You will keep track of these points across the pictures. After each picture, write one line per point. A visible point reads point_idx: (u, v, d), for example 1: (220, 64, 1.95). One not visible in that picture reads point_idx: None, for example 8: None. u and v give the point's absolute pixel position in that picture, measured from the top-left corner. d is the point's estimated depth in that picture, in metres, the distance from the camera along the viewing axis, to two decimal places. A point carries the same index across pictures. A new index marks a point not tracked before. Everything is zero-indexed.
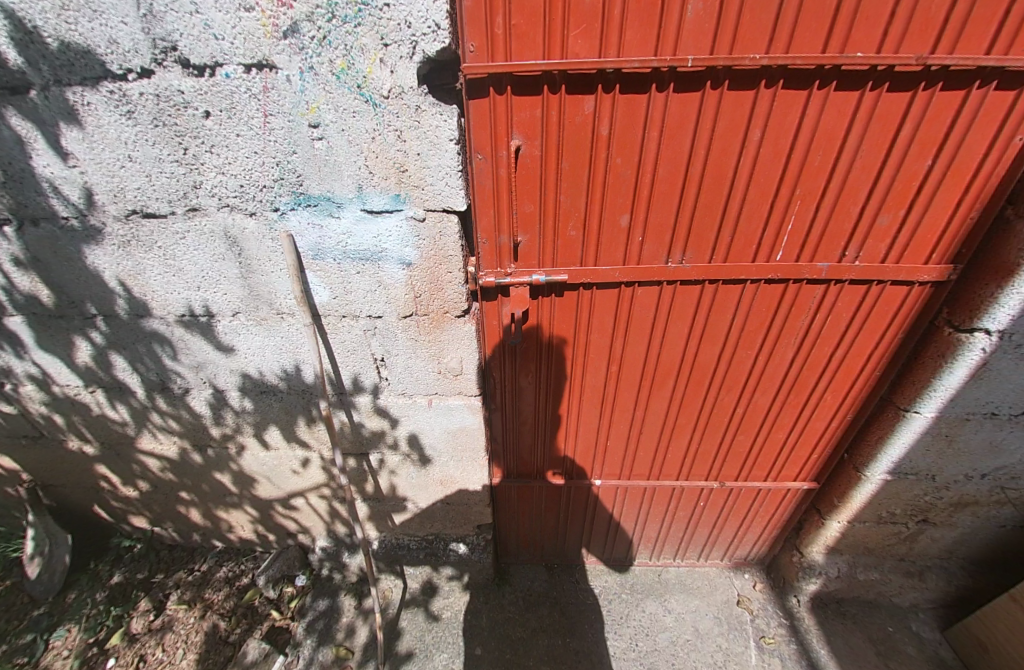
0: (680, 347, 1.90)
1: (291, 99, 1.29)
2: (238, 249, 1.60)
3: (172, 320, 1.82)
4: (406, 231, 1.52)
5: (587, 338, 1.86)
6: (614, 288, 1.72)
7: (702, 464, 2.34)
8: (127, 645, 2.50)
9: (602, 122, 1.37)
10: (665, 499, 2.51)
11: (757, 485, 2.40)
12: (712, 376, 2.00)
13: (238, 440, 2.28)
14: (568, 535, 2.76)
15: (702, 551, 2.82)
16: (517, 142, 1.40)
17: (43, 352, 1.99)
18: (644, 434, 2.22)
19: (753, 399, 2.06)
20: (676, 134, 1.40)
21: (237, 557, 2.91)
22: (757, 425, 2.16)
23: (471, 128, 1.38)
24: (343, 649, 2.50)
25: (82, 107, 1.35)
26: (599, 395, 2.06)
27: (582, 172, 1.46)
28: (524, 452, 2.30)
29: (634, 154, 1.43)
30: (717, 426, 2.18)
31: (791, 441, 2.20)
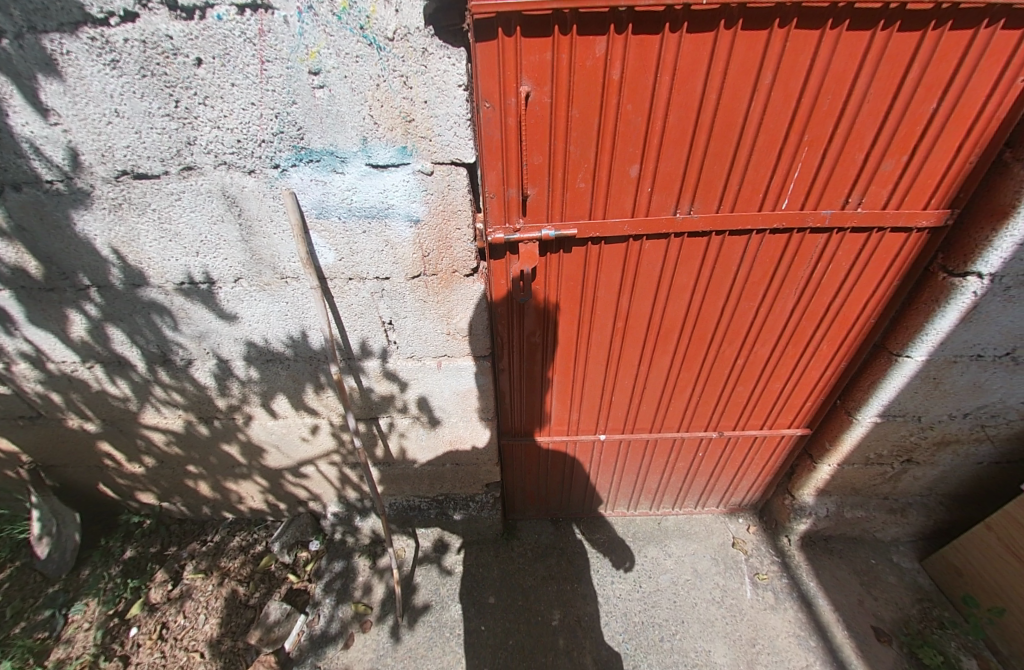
0: (685, 301, 1.93)
1: (289, 43, 1.22)
2: (238, 210, 1.54)
3: (170, 289, 1.77)
4: (413, 186, 1.48)
5: (594, 295, 1.88)
6: (622, 242, 1.72)
7: (702, 416, 2.43)
8: (148, 614, 2.54)
9: (613, 65, 1.34)
10: (666, 451, 2.62)
11: (754, 434, 2.51)
12: (714, 330, 2.05)
13: (245, 410, 2.27)
14: (572, 490, 2.86)
15: (699, 499, 2.96)
16: (526, 88, 1.36)
17: (36, 328, 1.93)
18: (648, 389, 2.29)
19: (753, 351, 2.13)
20: (688, 79, 1.37)
21: (249, 527, 2.96)
22: (756, 376, 2.23)
23: (478, 74, 1.33)
24: (362, 605, 2.60)
25: (61, 56, 1.25)
26: (605, 352, 2.10)
27: (592, 120, 1.43)
28: (531, 411, 2.35)
29: (645, 101, 1.41)
30: (719, 379, 2.25)
31: (787, 390, 2.29)
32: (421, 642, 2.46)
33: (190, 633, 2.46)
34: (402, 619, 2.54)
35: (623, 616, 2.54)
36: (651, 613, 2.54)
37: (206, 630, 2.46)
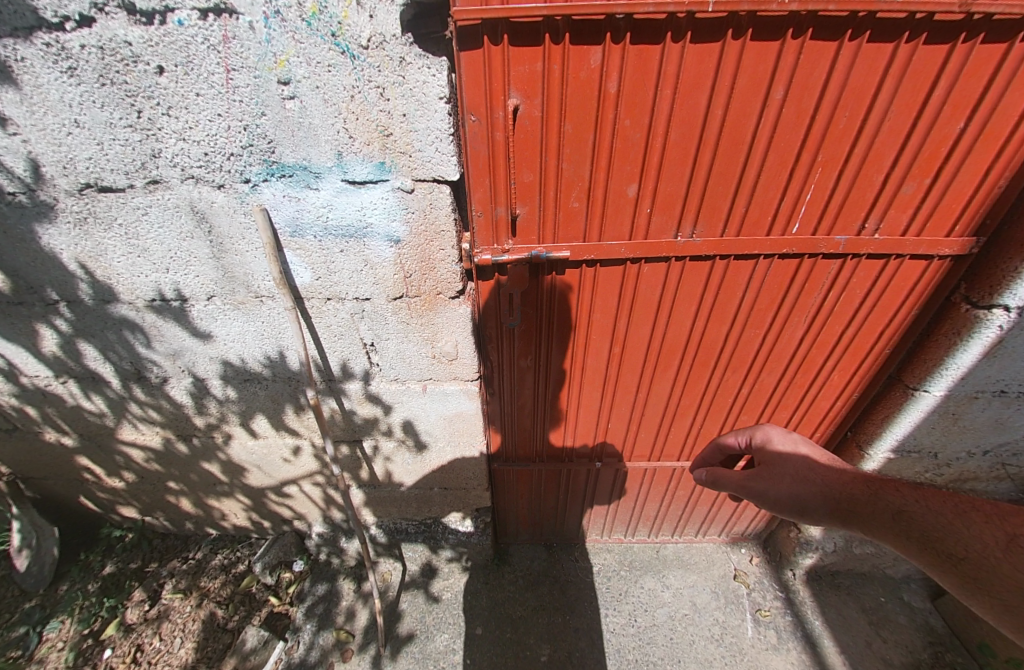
0: (686, 326, 1.81)
1: (256, 50, 1.12)
2: (208, 226, 1.45)
3: (141, 306, 1.68)
4: (392, 204, 1.38)
5: (589, 320, 1.77)
6: (619, 265, 1.61)
7: (704, 444, 2.30)
8: (123, 636, 2.42)
9: (609, 78, 1.23)
10: (665, 479, 2.49)
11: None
12: (717, 357, 1.92)
13: (224, 429, 2.18)
14: (567, 515, 2.74)
15: (700, 527, 2.82)
16: (514, 101, 1.25)
17: (6, 342, 1.84)
18: (646, 416, 2.16)
19: (759, 379, 2.00)
20: (692, 92, 1.26)
21: (233, 544, 2.86)
22: (761, 405, 2.10)
23: (463, 86, 1.23)
24: (344, 632, 2.49)
25: (15, 63, 1.15)
26: (600, 378, 1.98)
27: (587, 136, 1.33)
28: (523, 435, 2.23)
29: (645, 116, 1.30)
30: (722, 407, 2.12)
31: (796, 420, 2.15)
32: None
33: (165, 657, 2.34)
34: (384, 649, 2.42)
35: (617, 653, 2.40)
36: (647, 651, 2.41)
37: (181, 655, 2.34)
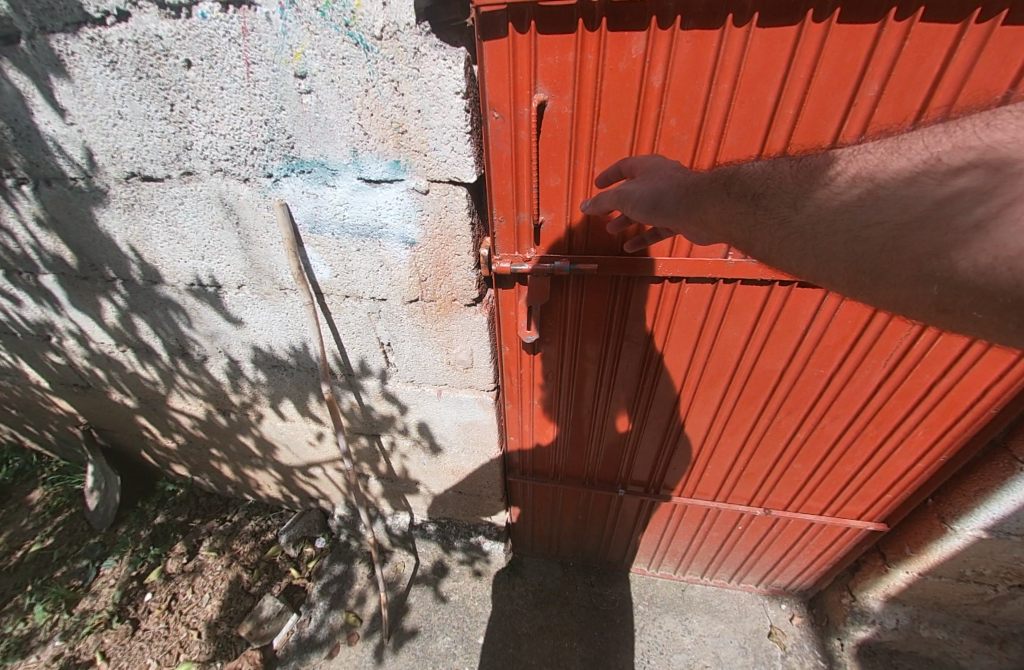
0: (733, 357, 1.58)
1: (273, 43, 1.08)
2: (236, 218, 1.47)
3: (182, 289, 1.77)
4: (407, 205, 1.31)
5: (619, 341, 1.59)
6: (656, 283, 1.42)
7: (745, 486, 2.04)
8: (162, 582, 2.64)
9: (653, 70, 1.05)
10: (696, 516, 2.26)
11: (809, 517, 2.07)
12: (768, 395, 1.67)
13: (256, 408, 2.28)
14: (586, 537, 2.58)
15: (734, 573, 2.54)
16: (541, 96, 1.11)
17: (77, 310, 2.03)
18: (679, 449, 1.95)
19: (819, 425, 1.71)
20: (755, 88, 1.04)
21: (265, 513, 3.05)
22: (819, 454, 1.81)
23: (485, 80, 1.11)
24: (353, 615, 2.53)
25: (67, 57, 1.21)
26: (628, 403, 1.79)
27: (624, 137, 1.16)
28: (541, 451, 2.10)
29: (694, 115, 1.10)
30: (769, 450, 1.86)
31: (861, 475, 1.83)
32: None
33: (193, 610, 2.51)
34: (387, 640, 2.42)
35: None
36: None
37: (207, 610, 2.50)
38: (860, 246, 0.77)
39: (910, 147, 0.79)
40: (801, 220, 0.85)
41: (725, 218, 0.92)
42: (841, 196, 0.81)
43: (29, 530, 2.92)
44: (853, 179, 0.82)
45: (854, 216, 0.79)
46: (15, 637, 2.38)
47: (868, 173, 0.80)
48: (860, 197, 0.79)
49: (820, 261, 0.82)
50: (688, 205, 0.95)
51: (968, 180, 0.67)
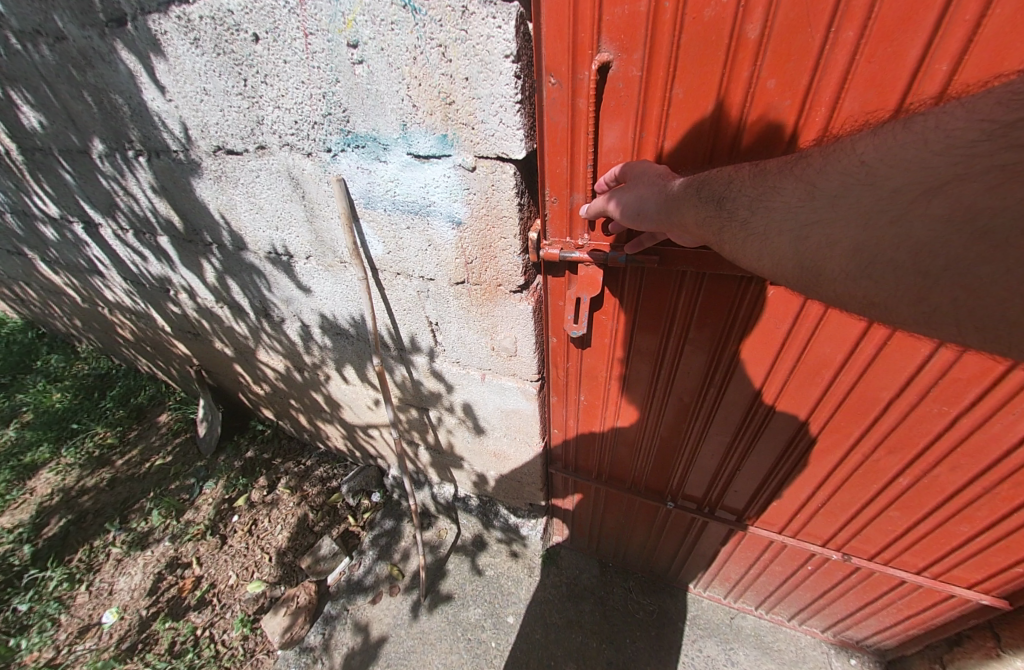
0: (823, 380, 1.32)
1: (328, 11, 1.06)
2: (301, 191, 1.53)
3: (262, 256, 1.92)
4: (454, 182, 1.24)
5: (679, 345, 1.41)
6: (733, 282, 1.20)
7: (822, 524, 1.75)
8: (247, 508, 3.06)
9: (750, 18, 0.84)
10: (757, 546, 2.01)
11: (901, 574, 1.72)
12: (865, 428, 1.38)
13: (324, 370, 2.47)
14: (627, 543, 2.45)
15: (796, 613, 2.25)
16: (605, 56, 0.95)
17: (185, 268, 2.33)
18: (742, 471, 1.72)
19: (930, 473, 1.38)
20: (894, 36, 0.78)
21: (333, 462, 3.37)
22: (926, 506, 1.47)
23: (542, 40, 0.97)
24: (396, 569, 2.71)
25: (162, 37, 1.32)
26: (685, 412, 1.61)
27: (705, 103, 0.95)
28: (586, 448, 1.99)
29: (801, 76, 0.86)
30: (859, 490, 1.56)
31: (984, 539, 1.46)
32: (433, 629, 2.43)
33: (268, 537, 2.88)
34: (424, 599, 2.55)
35: None
36: None
37: (278, 539, 2.85)
38: (803, 243, 0.77)
39: (839, 152, 0.78)
40: (758, 222, 0.82)
41: (699, 222, 0.88)
42: (786, 198, 0.80)
43: (157, 446, 3.57)
44: (794, 181, 0.80)
45: (796, 216, 0.78)
46: (139, 532, 2.95)
47: (805, 177, 0.79)
48: (800, 199, 0.78)
49: (770, 260, 0.81)
50: (669, 209, 0.93)
51: (881, 181, 0.70)
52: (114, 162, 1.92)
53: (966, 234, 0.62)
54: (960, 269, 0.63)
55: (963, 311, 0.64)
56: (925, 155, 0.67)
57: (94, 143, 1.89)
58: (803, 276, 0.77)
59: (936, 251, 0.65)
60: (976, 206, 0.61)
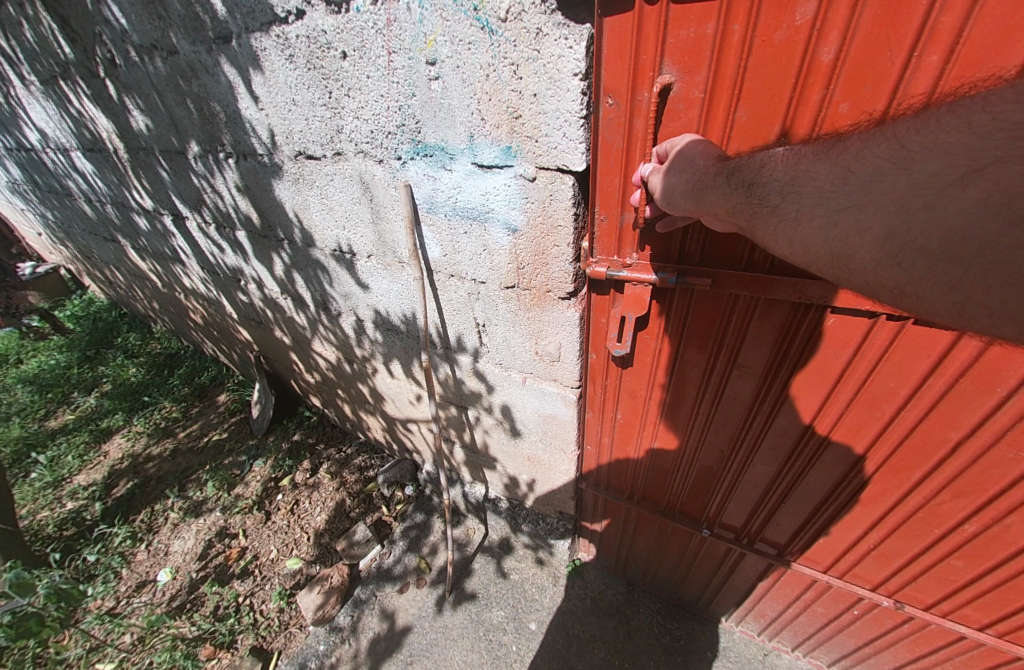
0: (884, 415, 1.26)
1: (411, 32, 1.16)
2: (371, 195, 1.64)
3: (328, 253, 2.07)
4: (514, 191, 1.31)
5: (727, 369, 1.39)
6: (787, 307, 1.18)
7: (872, 568, 1.65)
8: (291, 488, 3.25)
9: (824, 41, 0.84)
10: (798, 584, 1.92)
11: (962, 630, 1.59)
12: (928, 469, 1.30)
13: (373, 364, 2.61)
14: (656, 567, 2.39)
15: (839, 661, 2.11)
16: (666, 77, 0.98)
17: (257, 261, 2.55)
18: (788, 506, 1.66)
19: (1003, 522, 1.27)
20: (982, 60, 0.75)
21: (371, 452, 3.52)
22: (995, 556, 1.35)
23: (603, 61, 1.02)
24: (424, 562, 2.78)
25: (261, 53, 1.49)
26: (730, 439, 1.57)
27: (771, 124, 0.95)
28: (619, 466, 1.98)
29: (877, 101, 0.85)
30: (916, 535, 1.46)
31: None
32: (456, 625, 2.47)
33: (308, 518, 3.04)
34: (449, 594, 2.60)
35: None
36: None
37: (317, 521, 3.01)
38: (833, 228, 0.75)
39: (878, 138, 0.76)
40: (789, 207, 0.80)
41: (729, 209, 0.88)
42: (819, 182, 0.78)
43: (215, 423, 3.88)
44: (828, 167, 0.78)
45: (828, 201, 0.76)
46: (194, 501, 3.20)
47: (840, 162, 0.78)
48: (834, 183, 0.77)
49: (799, 245, 0.79)
50: (697, 195, 0.93)
51: (918, 165, 0.69)
52: (206, 163, 2.15)
53: (1003, 216, 0.60)
54: (993, 255, 0.62)
55: (998, 299, 0.62)
56: (968, 137, 0.66)
57: (191, 145, 2.12)
58: (832, 264, 0.76)
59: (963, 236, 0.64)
60: (1012, 188, 0.60)
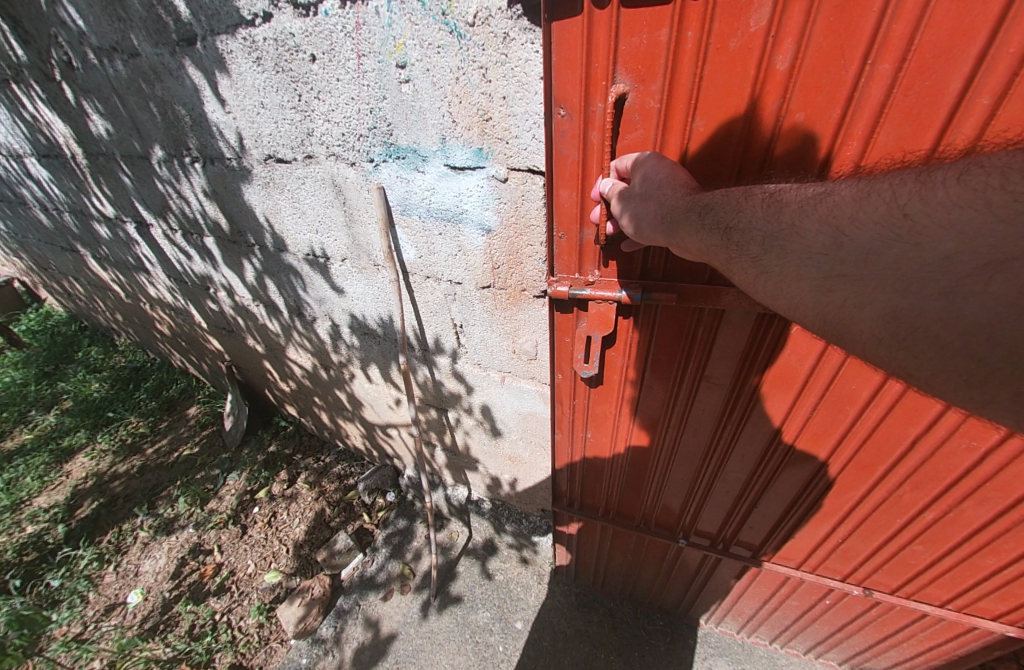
0: (847, 417, 1.31)
1: (380, 35, 1.18)
2: (343, 198, 1.64)
3: (301, 258, 2.04)
4: (487, 192, 1.33)
5: (695, 383, 1.40)
6: (750, 319, 1.20)
7: (842, 560, 1.74)
8: (268, 500, 3.16)
9: (779, 49, 0.84)
10: (773, 581, 2.00)
11: (925, 608, 1.70)
12: (889, 465, 1.38)
13: (350, 369, 2.57)
14: (635, 577, 2.38)
15: (813, 647, 2.21)
16: (620, 87, 0.96)
17: (227, 267, 2.49)
18: (761, 508, 1.71)
19: (958, 506, 1.37)
20: (930, 69, 0.78)
21: (351, 460, 3.45)
22: (952, 539, 1.46)
23: (553, 70, 0.99)
24: (408, 568, 2.75)
25: (227, 56, 1.47)
26: (703, 448, 1.59)
27: (730, 134, 0.95)
28: (591, 483, 1.99)
29: (833, 108, 0.87)
30: (881, 525, 1.54)
31: (1010, 571, 1.45)
32: (442, 629, 2.45)
33: (287, 529, 2.96)
34: (434, 599, 2.58)
35: None
36: None
37: (296, 532, 2.94)
38: (826, 296, 0.75)
39: (876, 199, 0.74)
40: (772, 261, 0.80)
41: (702, 248, 0.87)
42: (807, 242, 0.77)
43: (185, 437, 3.74)
44: (818, 224, 0.77)
45: (818, 264, 0.76)
46: (165, 518, 3.07)
47: (831, 220, 0.76)
48: (824, 244, 0.76)
49: (787, 302, 0.80)
50: (668, 228, 0.91)
51: (929, 244, 0.66)
52: (171, 168, 2.09)
53: None
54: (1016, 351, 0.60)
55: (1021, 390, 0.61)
56: (989, 221, 0.62)
57: (155, 149, 2.06)
58: (823, 331, 0.76)
59: (983, 330, 0.63)
60: None
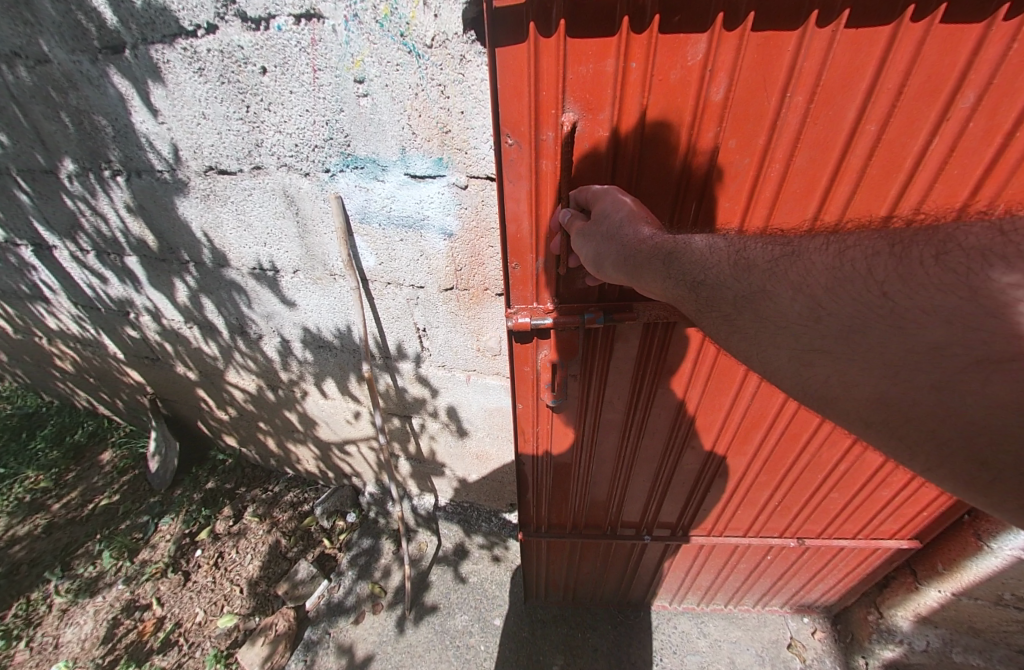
0: (778, 398, 1.50)
1: (337, 51, 1.23)
2: (295, 208, 1.63)
3: (245, 272, 1.96)
4: (448, 199, 1.42)
5: (653, 389, 1.52)
6: (693, 335, 1.35)
7: (780, 518, 2.01)
8: (211, 541, 2.89)
9: (713, 82, 0.93)
10: (724, 552, 2.24)
11: (843, 542, 2.04)
12: (811, 433, 1.61)
13: (302, 386, 2.48)
14: (605, 581, 2.48)
15: (761, 598, 2.50)
16: (570, 117, 1.01)
17: (153, 289, 2.30)
18: (712, 490, 1.91)
19: (863, 455, 1.65)
20: (833, 100, 0.92)
21: (303, 486, 3.25)
22: (860, 480, 1.76)
23: (501, 96, 1.00)
24: (378, 587, 2.65)
25: (163, 64, 1.41)
26: (663, 444, 1.72)
27: (675, 156, 1.03)
28: (559, 503, 2.03)
29: (758, 135, 0.98)
30: (808, 482, 1.81)
31: (901, 498, 1.79)
32: (421, 641, 2.42)
33: (237, 567, 2.75)
34: (409, 612, 2.54)
35: None
36: None
37: (249, 569, 2.73)
38: (807, 368, 0.77)
39: (852, 271, 0.75)
40: (748, 323, 0.83)
41: (666, 290, 0.91)
42: (781, 309, 0.79)
43: (100, 486, 3.28)
44: (791, 291, 0.79)
45: (798, 338, 0.78)
46: (86, 578, 2.71)
47: (802, 287, 0.78)
48: (801, 313, 0.78)
49: (761, 362, 0.83)
50: (630, 270, 0.92)
51: (913, 328, 0.67)
52: (85, 182, 1.91)
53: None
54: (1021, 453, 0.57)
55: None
56: (968, 305, 0.63)
57: (65, 163, 1.88)
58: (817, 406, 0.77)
59: (984, 431, 0.60)
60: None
